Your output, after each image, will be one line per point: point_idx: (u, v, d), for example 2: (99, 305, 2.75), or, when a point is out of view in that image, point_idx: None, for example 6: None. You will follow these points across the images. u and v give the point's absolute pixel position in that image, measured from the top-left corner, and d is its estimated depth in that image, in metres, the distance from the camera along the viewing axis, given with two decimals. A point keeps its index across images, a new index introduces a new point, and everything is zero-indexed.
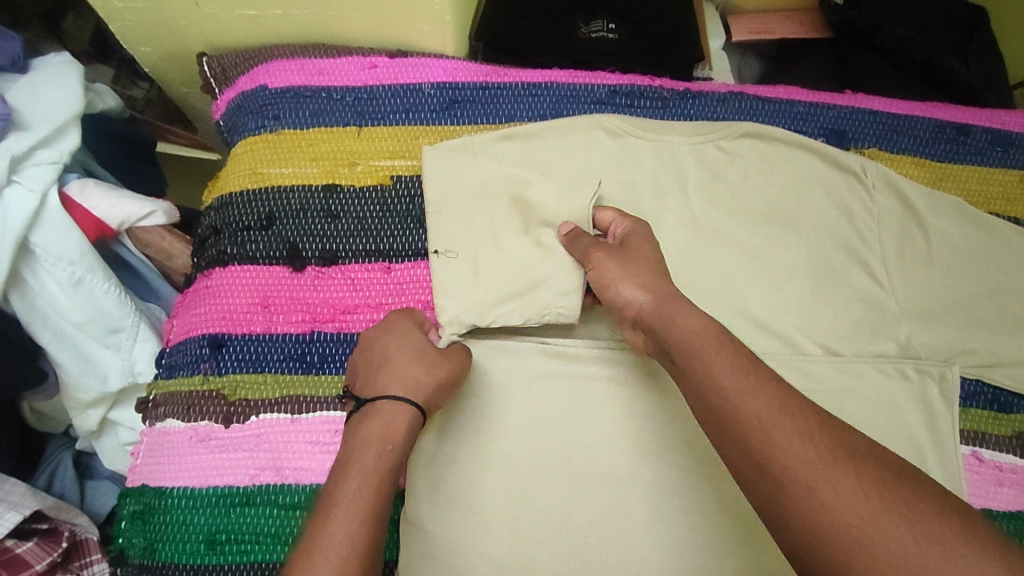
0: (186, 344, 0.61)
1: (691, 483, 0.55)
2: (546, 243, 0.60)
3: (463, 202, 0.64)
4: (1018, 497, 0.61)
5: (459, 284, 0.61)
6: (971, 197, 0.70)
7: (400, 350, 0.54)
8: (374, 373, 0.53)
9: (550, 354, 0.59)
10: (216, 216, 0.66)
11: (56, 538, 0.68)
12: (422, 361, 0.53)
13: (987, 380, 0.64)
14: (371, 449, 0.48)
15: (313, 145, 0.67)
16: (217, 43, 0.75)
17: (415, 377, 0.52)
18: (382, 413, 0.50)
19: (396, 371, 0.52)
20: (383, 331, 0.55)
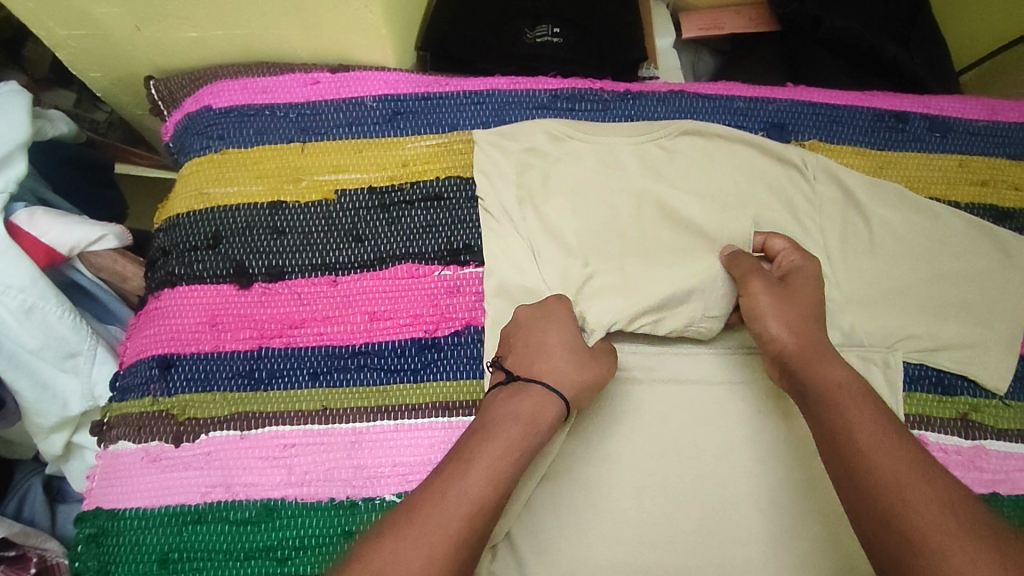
0: (137, 366, 0.62)
1: (779, 484, 0.60)
2: (693, 259, 0.65)
3: (586, 211, 0.67)
4: (964, 478, 0.61)
5: (608, 293, 0.63)
6: (911, 183, 0.70)
7: (559, 343, 0.58)
8: (535, 353, 0.57)
9: (676, 362, 0.64)
10: (164, 238, 0.66)
11: (23, 565, 0.67)
12: (577, 360, 0.57)
13: (931, 364, 0.65)
14: (518, 424, 0.52)
15: (258, 163, 0.68)
16: (163, 66, 0.75)
17: (569, 372, 0.56)
18: (535, 394, 0.54)
19: (554, 360, 0.57)
20: (546, 318, 0.59)
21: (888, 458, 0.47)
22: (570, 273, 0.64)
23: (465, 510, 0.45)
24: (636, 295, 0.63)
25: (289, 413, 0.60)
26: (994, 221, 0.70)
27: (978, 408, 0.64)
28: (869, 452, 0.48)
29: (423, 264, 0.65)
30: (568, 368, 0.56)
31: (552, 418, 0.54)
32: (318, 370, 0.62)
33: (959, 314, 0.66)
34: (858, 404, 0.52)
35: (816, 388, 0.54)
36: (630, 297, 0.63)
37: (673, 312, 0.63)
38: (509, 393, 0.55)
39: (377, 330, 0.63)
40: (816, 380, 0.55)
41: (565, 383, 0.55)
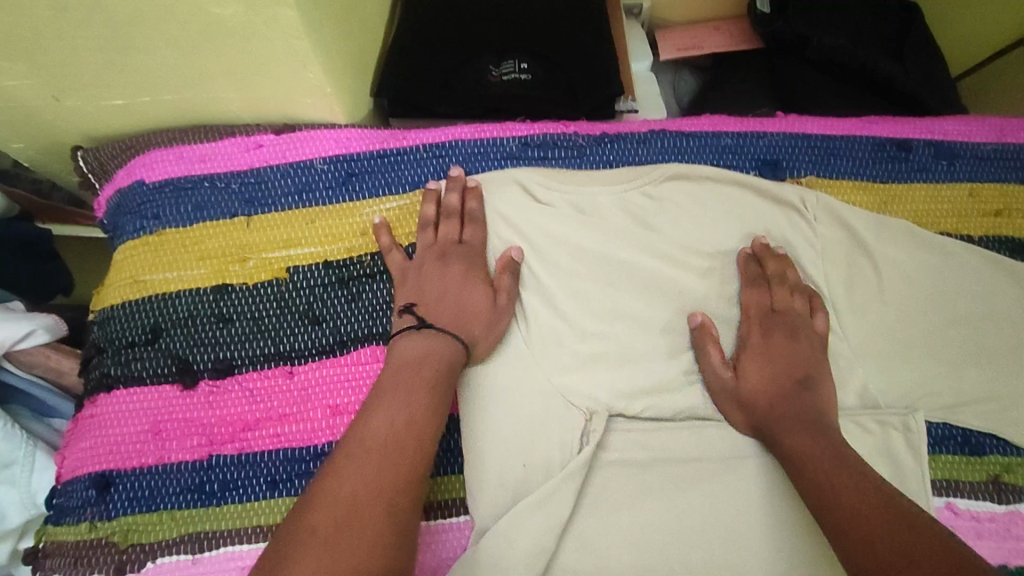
0: (72, 486, 0.55)
1: None
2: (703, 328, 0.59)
3: (578, 274, 0.61)
4: (1002, 550, 0.55)
5: (606, 371, 0.58)
6: (919, 218, 0.64)
7: (460, 292, 0.56)
8: (434, 306, 0.55)
9: (681, 431, 0.59)
10: (99, 333, 0.59)
11: None
12: (482, 306, 0.56)
13: (954, 423, 0.59)
14: (422, 366, 0.51)
15: (198, 242, 0.61)
16: (93, 134, 0.67)
17: (469, 321, 0.55)
18: (431, 344, 0.53)
19: (458, 309, 0.56)
20: (443, 266, 0.58)
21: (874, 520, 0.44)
22: (561, 341, 0.59)
23: (405, 434, 0.47)
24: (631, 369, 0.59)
25: (245, 531, 0.53)
26: (1010, 254, 0.64)
27: (1009, 467, 0.58)
28: (857, 507, 0.46)
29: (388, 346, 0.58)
30: (473, 316, 0.56)
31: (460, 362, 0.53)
32: (276, 477, 0.55)
33: (980, 363, 0.60)
34: (827, 460, 0.50)
35: (791, 453, 0.52)
36: (623, 373, 0.58)
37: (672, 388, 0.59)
38: (410, 339, 0.53)
39: (340, 426, 0.56)
40: (786, 444, 0.53)
41: (471, 332, 0.55)
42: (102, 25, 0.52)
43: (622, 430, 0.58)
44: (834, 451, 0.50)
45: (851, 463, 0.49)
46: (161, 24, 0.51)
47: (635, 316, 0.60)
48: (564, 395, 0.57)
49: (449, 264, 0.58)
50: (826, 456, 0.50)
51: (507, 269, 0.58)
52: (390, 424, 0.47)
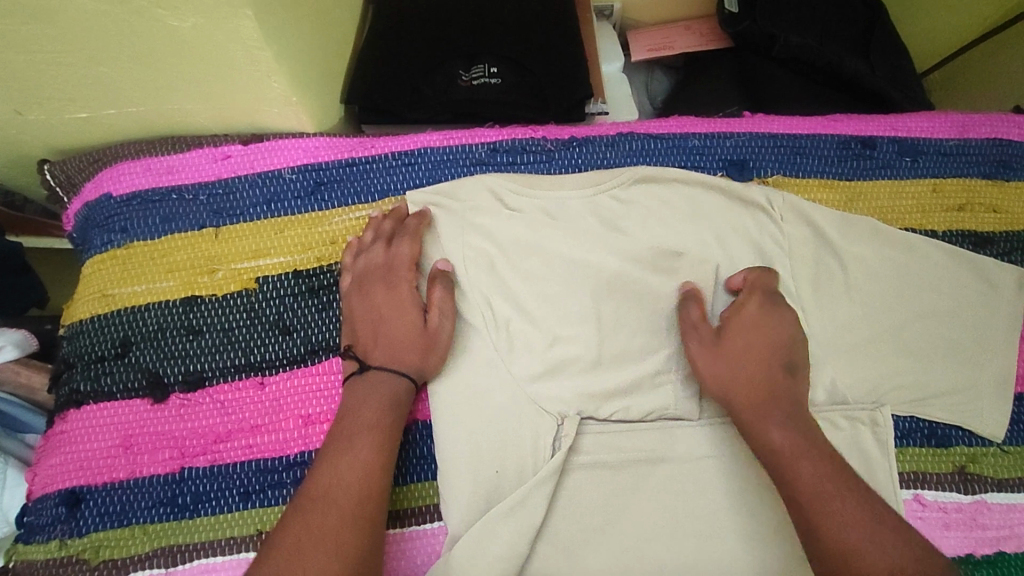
0: (42, 503, 0.55)
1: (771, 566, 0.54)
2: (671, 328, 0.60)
3: (549, 277, 0.61)
4: (968, 540, 0.56)
5: (577, 373, 0.59)
6: (884, 215, 0.65)
7: (388, 321, 0.57)
8: (368, 343, 0.56)
9: (656, 432, 0.59)
10: (67, 349, 0.59)
11: None
12: (415, 329, 0.56)
13: (921, 415, 0.60)
14: (367, 409, 0.51)
15: (167, 255, 0.60)
16: (59, 147, 0.67)
17: (404, 351, 0.55)
18: (370, 384, 0.53)
19: (393, 341, 0.55)
20: (375, 295, 0.57)
21: (841, 519, 0.46)
22: (532, 344, 0.59)
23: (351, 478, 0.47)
24: (603, 371, 0.59)
25: (219, 542, 0.53)
26: (974, 248, 0.65)
27: (975, 458, 0.59)
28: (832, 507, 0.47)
29: None
30: (407, 344, 0.55)
31: (404, 393, 0.53)
32: (250, 488, 0.55)
33: (945, 356, 0.61)
34: (802, 453, 0.50)
35: (765, 441, 0.52)
36: (594, 376, 0.59)
37: (646, 393, 0.59)
38: (352, 385, 0.54)
39: (312, 436, 0.56)
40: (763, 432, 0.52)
41: (408, 363, 0.55)
42: (63, 40, 0.51)
43: (593, 433, 0.58)
44: (812, 446, 0.50)
45: (828, 459, 0.50)
46: (122, 38, 0.51)
47: (606, 319, 0.60)
48: (535, 400, 0.57)
49: (379, 292, 0.57)
50: (803, 449, 0.50)
51: (438, 282, 0.58)
52: (337, 472, 0.47)
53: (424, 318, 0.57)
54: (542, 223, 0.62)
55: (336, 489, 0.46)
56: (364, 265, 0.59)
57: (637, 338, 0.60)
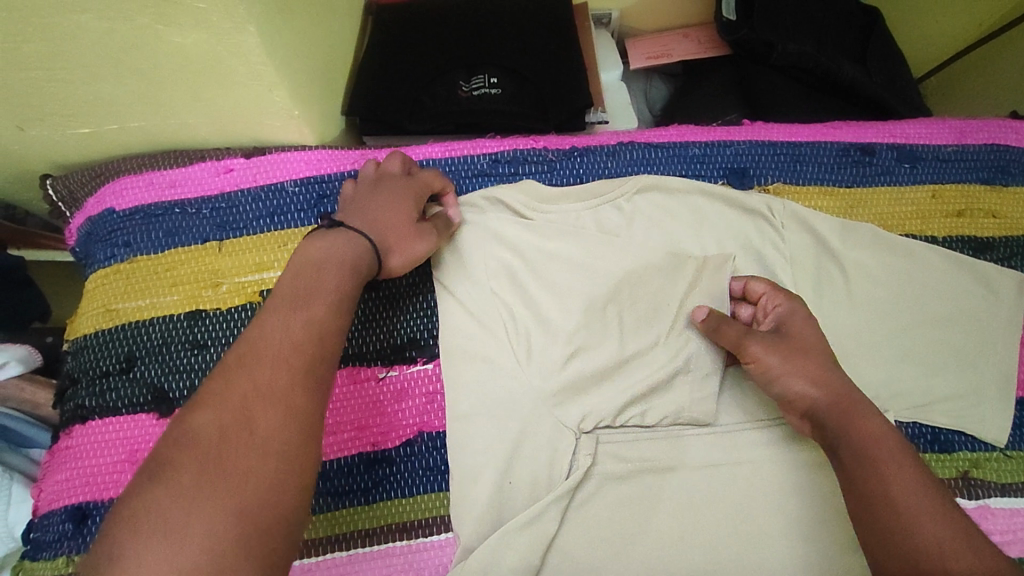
0: (48, 519, 0.55)
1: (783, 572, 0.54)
2: (682, 339, 0.60)
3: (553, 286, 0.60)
4: None
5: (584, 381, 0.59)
6: (884, 221, 0.66)
7: (387, 197, 0.54)
8: (352, 208, 0.53)
9: (665, 439, 0.59)
10: (72, 364, 0.59)
11: None
12: (403, 224, 0.54)
13: (925, 421, 0.60)
14: (335, 270, 0.47)
15: (171, 269, 0.60)
16: (61, 162, 0.67)
17: (388, 232, 0.53)
18: (347, 236, 0.50)
19: (375, 219, 0.52)
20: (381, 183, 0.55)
21: (929, 519, 0.44)
22: (550, 355, 0.58)
23: (298, 350, 0.42)
24: (616, 377, 0.59)
25: None
26: (973, 253, 0.66)
27: (978, 463, 0.60)
28: (915, 504, 0.44)
29: (364, 367, 0.59)
30: (391, 227, 0.53)
31: (368, 265, 0.50)
32: None
33: (948, 361, 0.62)
34: (886, 452, 0.48)
35: (850, 437, 0.49)
36: (607, 385, 0.58)
37: (659, 398, 0.59)
38: (316, 239, 0.49)
39: None
40: (850, 427, 0.50)
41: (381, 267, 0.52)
42: (66, 58, 0.52)
43: (606, 444, 0.58)
44: (898, 444, 0.48)
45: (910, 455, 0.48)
46: (128, 55, 0.51)
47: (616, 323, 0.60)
48: (554, 414, 0.57)
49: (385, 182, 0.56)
50: (888, 443, 0.48)
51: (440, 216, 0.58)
52: (288, 337, 0.42)
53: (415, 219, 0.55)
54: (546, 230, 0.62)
55: (291, 352, 0.42)
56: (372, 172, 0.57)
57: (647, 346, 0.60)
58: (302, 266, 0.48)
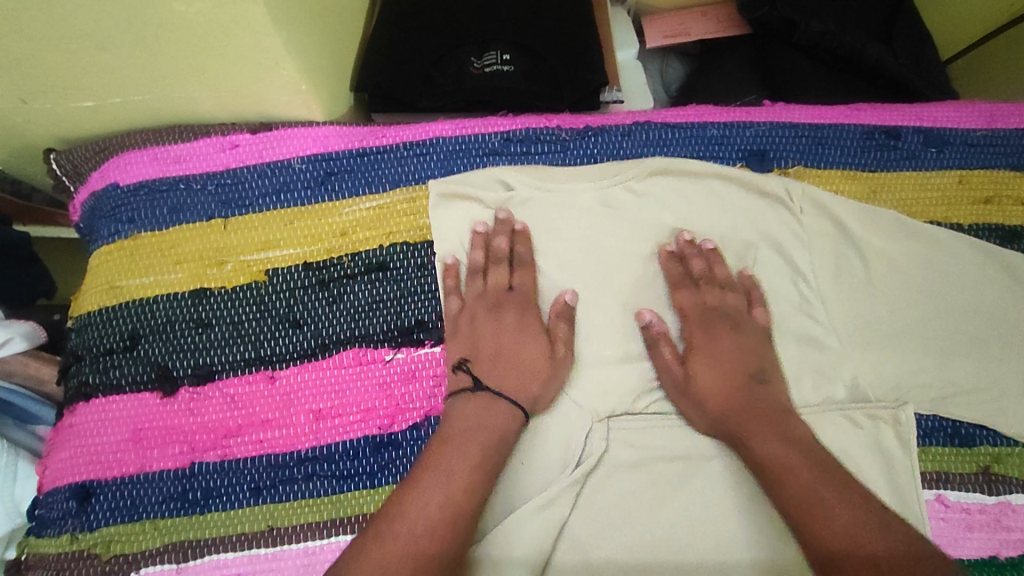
0: (52, 496, 0.54)
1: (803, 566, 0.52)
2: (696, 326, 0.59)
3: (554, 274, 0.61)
4: (991, 541, 0.55)
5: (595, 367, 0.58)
6: (907, 207, 0.64)
7: (530, 352, 0.57)
8: (488, 367, 0.57)
9: (674, 424, 0.57)
10: (76, 341, 0.58)
11: None
12: (539, 364, 0.57)
13: (945, 415, 0.58)
14: (482, 436, 0.52)
15: (175, 246, 0.59)
16: (65, 135, 0.65)
17: (529, 380, 0.56)
18: (502, 404, 0.54)
19: (521, 369, 0.56)
20: (503, 342, 0.58)
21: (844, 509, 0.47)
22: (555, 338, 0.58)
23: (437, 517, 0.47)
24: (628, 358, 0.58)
25: (230, 538, 0.53)
26: (1000, 242, 0.63)
27: (999, 458, 0.58)
28: (836, 511, 0.47)
29: (370, 349, 0.58)
30: (528, 373, 0.56)
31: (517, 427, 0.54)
32: (261, 483, 0.54)
33: (970, 353, 0.60)
34: (800, 464, 0.50)
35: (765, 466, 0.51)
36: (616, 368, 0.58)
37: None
38: (462, 403, 0.54)
39: (324, 431, 0.56)
40: (753, 450, 0.52)
41: (526, 391, 0.56)
42: (64, 26, 0.50)
43: (618, 428, 0.57)
44: (801, 459, 0.51)
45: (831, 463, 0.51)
46: (130, 25, 0.50)
47: (628, 308, 0.60)
48: (571, 396, 0.57)
49: (504, 327, 0.58)
50: (793, 460, 0.51)
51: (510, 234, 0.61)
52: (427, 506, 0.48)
53: (551, 351, 0.57)
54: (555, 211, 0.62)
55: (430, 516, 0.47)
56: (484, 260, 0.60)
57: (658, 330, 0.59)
58: (460, 425, 0.52)
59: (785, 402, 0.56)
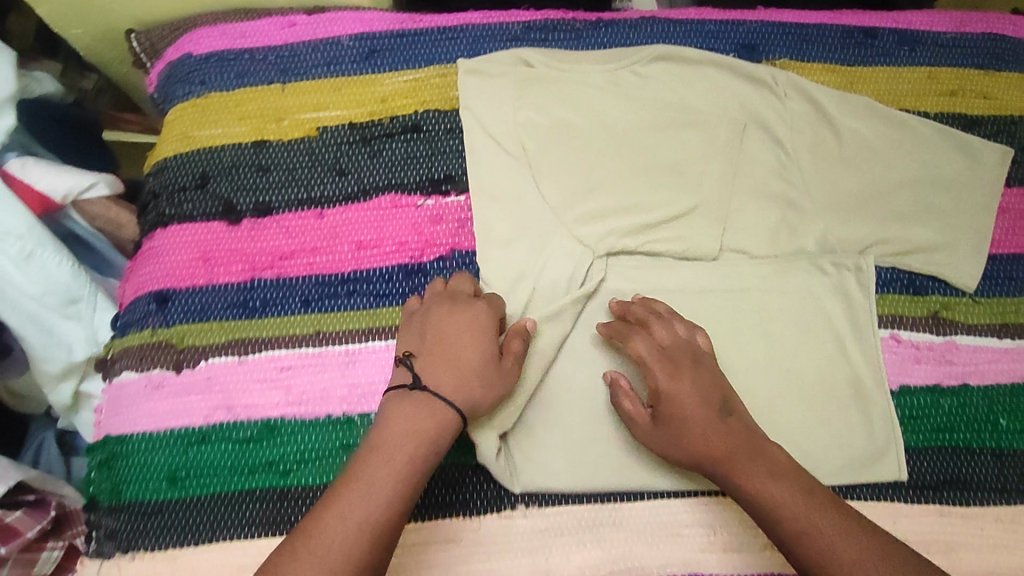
0: (135, 302, 0.65)
1: (757, 382, 0.63)
2: (690, 185, 0.67)
3: (565, 136, 0.68)
4: (936, 371, 0.65)
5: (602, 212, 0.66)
6: (881, 96, 0.72)
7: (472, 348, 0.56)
8: (430, 366, 0.55)
9: (665, 266, 0.66)
10: (153, 181, 0.68)
11: (44, 507, 0.77)
12: (485, 357, 0.56)
13: (902, 267, 0.67)
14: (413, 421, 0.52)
15: (241, 105, 0.69)
16: (144, 18, 0.76)
17: (470, 381, 0.54)
18: (438, 402, 0.53)
19: (457, 362, 0.55)
20: (448, 339, 0.56)
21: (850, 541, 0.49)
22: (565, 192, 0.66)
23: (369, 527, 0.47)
24: (629, 211, 0.66)
25: (284, 338, 0.63)
26: (962, 128, 0.71)
27: (948, 306, 0.66)
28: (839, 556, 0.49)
29: (405, 195, 0.67)
30: (469, 371, 0.55)
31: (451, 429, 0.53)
32: (310, 297, 0.64)
33: (931, 218, 0.67)
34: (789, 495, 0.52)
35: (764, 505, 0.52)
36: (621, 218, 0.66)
37: (669, 230, 0.66)
38: (398, 403, 0.53)
39: (364, 259, 0.65)
40: (745, 490, 0.53)
41: (468, 391, 0.54)
42: None
43: (617, 265, 0.66)
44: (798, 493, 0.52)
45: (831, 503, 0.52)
46: None
47: (628, 169, 0.67)
48: (575, 235, 0.65)
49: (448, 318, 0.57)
50: (799, 503, 0.52)
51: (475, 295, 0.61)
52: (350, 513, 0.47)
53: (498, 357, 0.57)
54: (569, 83, 0.69)
55: (359, 556, 0.46)
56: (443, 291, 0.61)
57: (655, 190, 0.67)
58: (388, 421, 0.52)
59: (754, 431, 0.56)
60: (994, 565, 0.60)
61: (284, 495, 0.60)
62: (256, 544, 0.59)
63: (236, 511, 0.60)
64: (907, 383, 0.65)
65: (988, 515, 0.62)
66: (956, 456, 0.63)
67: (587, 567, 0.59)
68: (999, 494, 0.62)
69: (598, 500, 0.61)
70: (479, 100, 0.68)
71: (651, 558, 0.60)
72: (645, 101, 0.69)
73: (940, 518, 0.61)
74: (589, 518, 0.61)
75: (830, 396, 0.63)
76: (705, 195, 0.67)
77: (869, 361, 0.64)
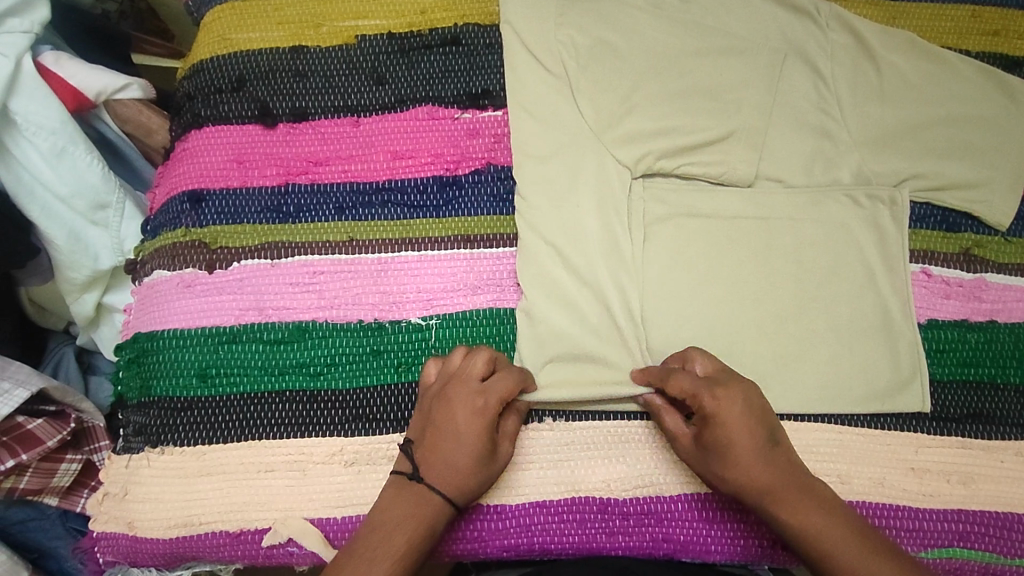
0: (168, 203, 0.64)
1: (789, 309, 0.63)
2: (728, 110, 0.66)
3: (605, 53, 0.66)
4: (965, 307, 0.65)
5: (640, 132, 0.65)
6: (924, 32, 0.71)
7: (474, 436, 0.54)
8: (434, 460, 0.54)
9: (700, 190, 0.66)
10: (189, 83, 0.67)
11: (64, 419, 0.70)
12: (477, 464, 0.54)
13: (936, 203, 0.67)
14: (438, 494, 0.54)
15: (279, 9, 0.68)
16: None
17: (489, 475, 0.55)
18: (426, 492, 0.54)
19: (449, 468, 0.54)
20: (439, 445, 0.55)
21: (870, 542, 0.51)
22: (606, 111, 0.65)
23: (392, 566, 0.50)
24: (667, 133, 0.65)
25: (317, 243, 0.63)
26: (1003, 68, 0.71)
27: (980, 243, 0.67)
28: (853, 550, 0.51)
29: (442, 107, 0.66)
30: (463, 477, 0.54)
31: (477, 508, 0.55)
32: (344, 205, 0.64)
33: (969, 156, 0.67)
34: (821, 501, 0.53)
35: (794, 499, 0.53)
36: (662, 141, 0.65)
37: (706, 156, 0.66)
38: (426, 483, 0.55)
39: (399, 169, 0.65)
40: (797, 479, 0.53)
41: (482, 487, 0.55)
42: None
43: (654, 188, 0.65)
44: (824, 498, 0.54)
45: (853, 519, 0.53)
46: None
47: (669, 90, 0.66)
48: (614, 158, 0.64)
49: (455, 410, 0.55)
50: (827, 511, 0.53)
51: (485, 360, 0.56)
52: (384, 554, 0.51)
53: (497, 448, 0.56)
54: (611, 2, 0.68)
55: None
56: (457, 370, 0.56)
57: (695, 115, 0.66)
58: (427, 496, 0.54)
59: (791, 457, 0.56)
60: (1011, 497, 0.61)
61: (313, 399, 0.60)
62: (286, 442, 0.58)
63: (266, 411, 0.59)
64: (935, 317, 0.65)
65: (1008, 447, 0.62)
66: (980, 390, 0.63)
67: (613, 481, 0.59)
68: (1021, 428, 0.63)
69: (627, 417, 0.61)
70: (520, 15, 0.67)
71: (674, 476, 0.59)
72: (687, 23, 0.68)
73: (962, 449, 0.62)
74: (616, 434, 0.60)
75: (860, 326, 0.63)
76: (745, 121, 0.66)
77: (900, 294, 0.64)
